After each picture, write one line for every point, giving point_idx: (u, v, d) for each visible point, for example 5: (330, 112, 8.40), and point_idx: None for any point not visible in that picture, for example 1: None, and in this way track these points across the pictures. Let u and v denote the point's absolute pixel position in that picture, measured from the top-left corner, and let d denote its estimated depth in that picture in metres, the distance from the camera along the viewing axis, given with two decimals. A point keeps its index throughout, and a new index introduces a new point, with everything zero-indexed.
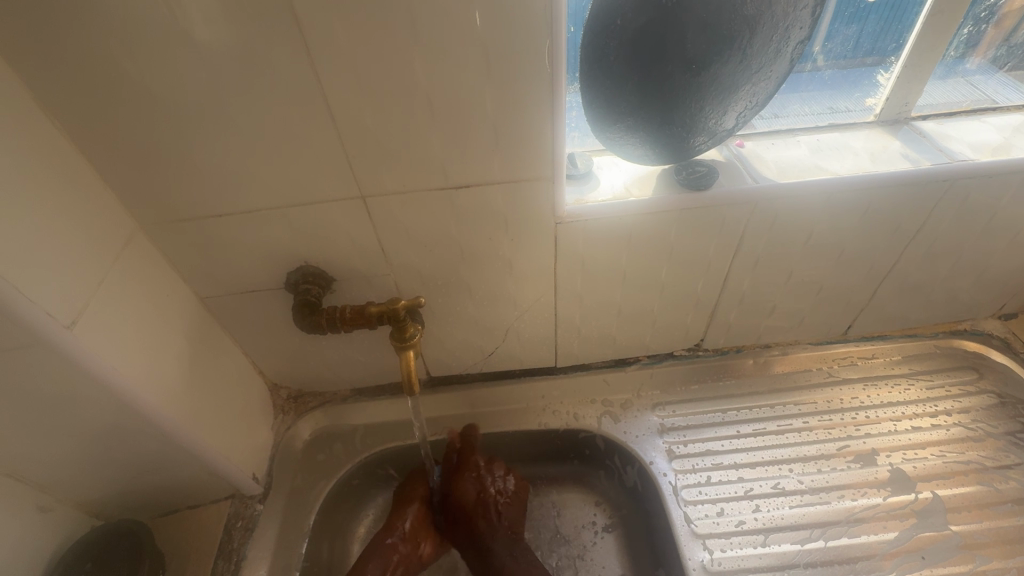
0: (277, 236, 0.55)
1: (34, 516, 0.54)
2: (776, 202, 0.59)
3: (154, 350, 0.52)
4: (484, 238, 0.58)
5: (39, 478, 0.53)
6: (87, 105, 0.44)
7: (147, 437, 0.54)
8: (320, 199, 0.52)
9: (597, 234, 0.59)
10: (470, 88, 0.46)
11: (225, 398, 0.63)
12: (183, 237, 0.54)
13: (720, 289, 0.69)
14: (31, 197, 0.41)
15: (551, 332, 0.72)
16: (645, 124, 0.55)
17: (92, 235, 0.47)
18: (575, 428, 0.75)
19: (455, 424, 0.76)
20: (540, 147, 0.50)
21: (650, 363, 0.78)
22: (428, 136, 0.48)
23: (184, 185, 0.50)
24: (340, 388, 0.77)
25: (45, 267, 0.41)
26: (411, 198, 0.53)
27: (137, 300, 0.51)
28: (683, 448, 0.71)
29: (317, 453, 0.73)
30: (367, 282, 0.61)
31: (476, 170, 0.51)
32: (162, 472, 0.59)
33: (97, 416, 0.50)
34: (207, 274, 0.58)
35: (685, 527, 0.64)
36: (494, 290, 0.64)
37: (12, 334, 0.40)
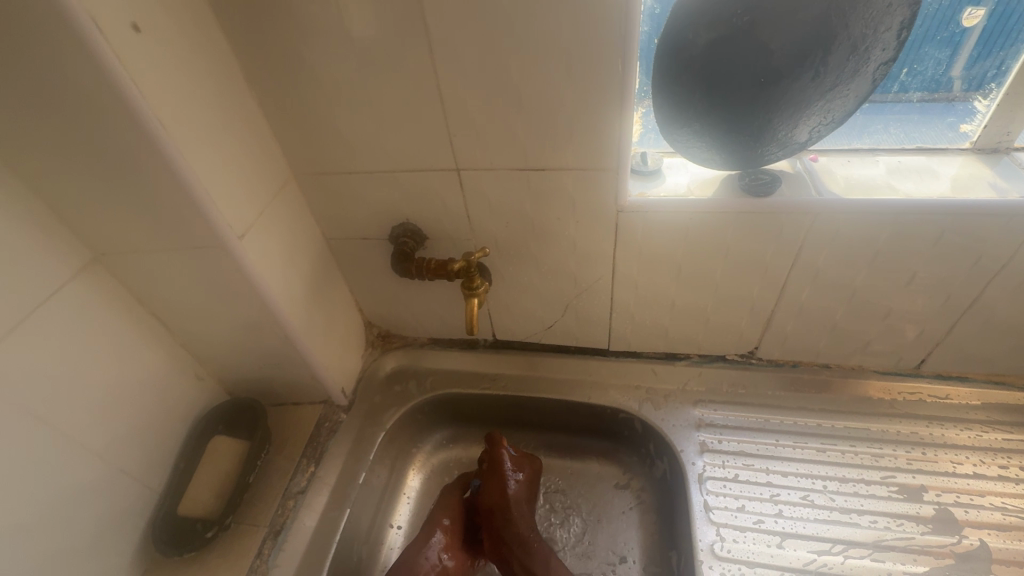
0: (388, 194, 0.69)
1: (192, 380, 0.73)
2: (838, 217, 0.60)
3: (288, 269, 0.67)
4: (554, 217, 0.67)
5: (200, 352, 0.72)
6: (273, 79, 0.59)
7: (273, 336, 0.70)
8: (425, 168, 0.64)
9: (656, 226, 0.65)
10: (555, 86, 0.55)
11: (331, 321, 0.79)
12: (321, 187, 0.69)
13: (776, 297, 0.71)
14: (233, 140, 0.57)
15: (606, 314, 0.78)
16: (713, 130, 0.60)
17: (263, 175, 0.63)
18: (616, 407, 0.81)
19: (509, 382, 0.86)
20: (608, 142, 0.58)
21: (700, 362, 0.82)
22: (516, 122, 0.58)
23: (328, 146, 0.64)
24: (420, 335, 0.91)
25: (232, 190, 0.57)
26: (496, 174, 0.63)
27: (283, 229, 0.67)
28: (717, 444, 0.74)
29: (393, 385, 0.87)
30: (453, 243, 0.73)
31: (554, 155, 0.60)
32: (278, 370, 0.76)
33: (244, 312, 0.66)
34: (333, 220, 0.73)
35: (702, 512, 0.68)
36: (557, 267, 0.73)
37: (206, 235, 0.56)
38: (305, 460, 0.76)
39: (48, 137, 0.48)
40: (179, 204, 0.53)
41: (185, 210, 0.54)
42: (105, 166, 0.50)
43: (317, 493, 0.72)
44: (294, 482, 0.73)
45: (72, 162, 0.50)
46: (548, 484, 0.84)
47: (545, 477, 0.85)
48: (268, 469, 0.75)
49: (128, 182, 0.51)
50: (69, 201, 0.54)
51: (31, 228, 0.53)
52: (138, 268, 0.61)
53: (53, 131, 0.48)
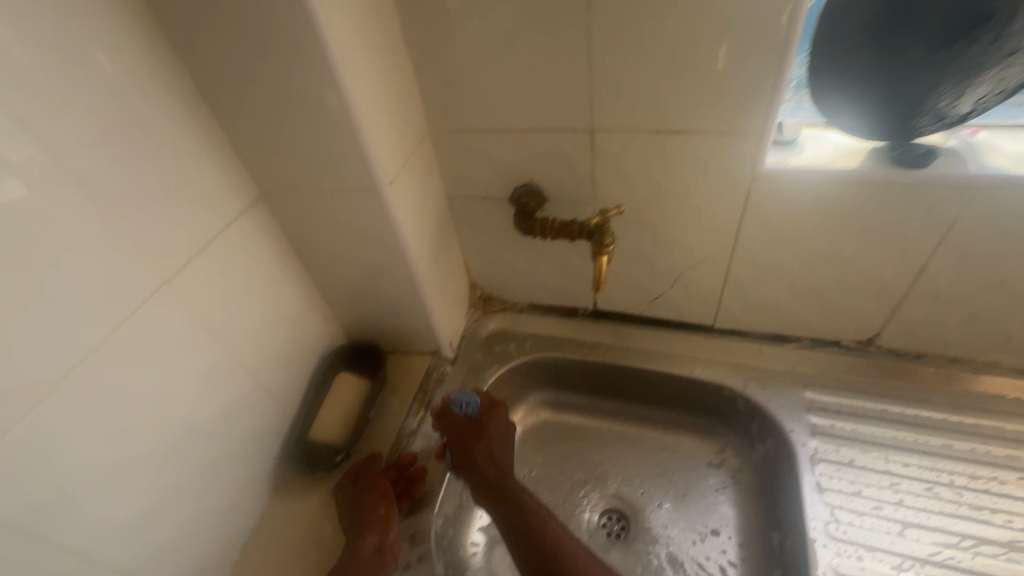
0: (517, 155, 0.71)
1: (321, 320, 0.79)
2: (1001, 194, 0.57)
3: (420, 220, 0.72)
4: (681, 183, 0.67)
5: (331, 294, 0.78)
6: (427, 37, 0.63)
7: (399, 284, 0.74)
8: (560, 128, 0.66)
9: (790, 197, 0.64)
10: (709, 46, 0.54)
11: (446, 277, 0.83)
12: (453, 145, 0.73)
13: (911, 280, 0.67)
14: (390, 93, 0.61)
15: (718, 289, 0.78)
16: (867, 97, 0.58)
17: (409, 129, 0.67)
18: (719, 384, 0.80)
19: (608, 351, 0.87)
20: (756, 105, 0.57)
21: (811, 346, 0.80)
22: (661, 84, 0.58)
23: (468, 104, 0.67)
24: (520, 300, 0.94)
25: (387, 139, 0.61)
26: (630, 136, 0.64)
27: (419, 182, 0.71)
28: (829, 428, 0.72)
29: (494, 344, 0.91)
30: (573, 206, 0.74)
31: (694, 118, 0.60)
32: (396, 318, 0.81)
33: (378, 258, 0.71)
34: (458, 178, 0.77)
35: (814, 493, 0.66)
36: (675, 235, 0.73)
37: (362, 180, 0.61)
38: (415, 405, 0.81)
39: (245, 78, 0.54)
40: (346, 147, 0.58)
41: (349, 154, 0.58)
42: (288, 108, 0.55)
43: (428, 435, 0.77)
44: (406, 424, 0.79)
45: (260, 103, 0.56)
46: (640, 454, 0.86)
47: (637, 447, 0.86)
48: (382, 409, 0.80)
49: (304, 125, 0.56)
50: (249, 140, 0.60)
51: (217, 163, 0.59)
52: (294, 208, 0.66)
53: (251, 73, 0.53)
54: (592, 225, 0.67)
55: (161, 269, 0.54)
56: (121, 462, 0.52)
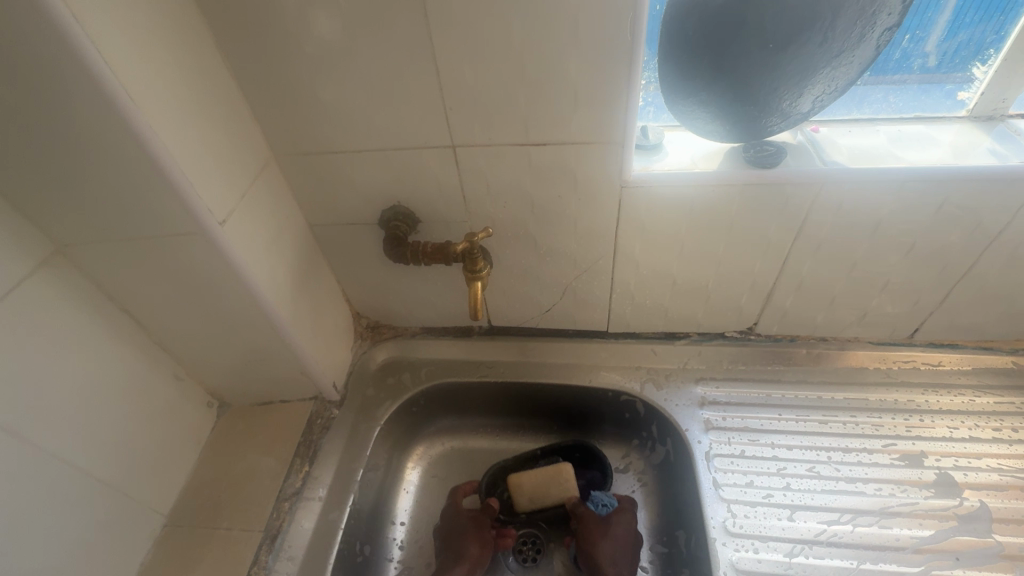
0: (378, 176, 0.65)
1: (171, 381, 0.68)
2: (843, 185, 0.60)
3: (273, 257, 0.63)
4: (554, 195, 0.64)
5: (178, 350, 0.67)
6: (250, 51, 0.54)
7: (259, 331, 0.65)
8: (418, 145, 0.61)
9: (660, 202, 0.63)
10: (559, 54, 0.52)
11: (319, 313, 0.74)
12: (305, 169, 0.65)
13: (778, 272, 0.70)
14: (208, 117, 0.52)
15: (606, 295, 0.77)
16: (718, 99, 0.58)
17: (244, 156, 0.58)
18: (618, 390, 0.80)
19: (507, 369, 0.83)
20: (613, 113, 0.55)
21: (699, 340, 0.81)
22: (517, 94, 0.55)
23: (312, 124, 0.60)
24: (411, 324, 0.88)
25: (211, 172, 0.52)
26: (494, 151, 0.60)
27: (267, 214, 0.62)
28: (721, 421, 0.74)
29: (386, 377, 0.84)
30: (448, 225, 0.69)
31: (556, 128, 0.57)
32: (264, 367, 0.71)
33: (227, 306, 0.61)
34: (318, 204, 0.69)
35: (712, 490, 0.67)
36: (557, 247, 0.71)
37: (184, 222, 0.51)
38: (298, 461, 0.72)
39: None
40: (153, 187, 0.48)
41: (161, 194, 0.49)
42: (67, 145, 0.45)
43: (314, 494, 0.69)
44: (288, 484, 0.69)
45: (26, 141, 0.45)
46: None
47: None
48: (259, 471, 0.71)
49: (92, 163, 0.46)
50: (24, 186, 0.48)
51: None
52: (106, 260, 0.55)
53: (4, 104, 0.42)
54: (459, 251, 0.62)
55: None
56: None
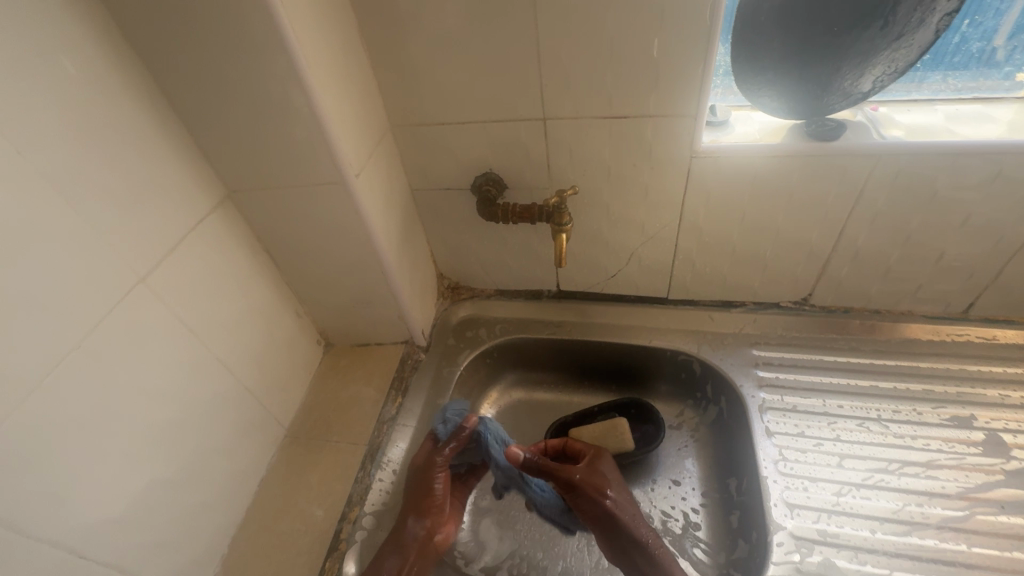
0: (477, 145, 0.75)
1: (294, 316, 0.81)
2: (900, 157, 0.65)
3: (387, 212, 0.74)
4: (630, 164, 0.72)
5: (302, 290, 0.80)
6: (385, 36, 0.66)
7: (370, 276, 0.77)
8: (514, 117, 0.71)
9: (726, 171, 0.71)
10: (646, 36, 0.60)
11: (414, 267, 0.86)
12: (415, 138, 0.76)
13: (834, 242, 0.76)
14: (351, 88, 0.64)
15: (670, 262, 0.84)
16: (784, 78, 0.65)
17: (372, 124, 0.70)
18: (676, 350, 0.87)
19: (574, 328, 0.92)
20: (690, 88, 0.63)
21: (755, 309, 0.88)
22: (606, 72, 0.64)
23: (427, 98, 0.71)
24: (487, 286, 0.98)
25: (351, 133, 0.64)
26: (581, 123, 0.69)
27: (384, 175, 0.73)
28: (774, 380, 0.80)
29: (465, 331, 0.94)
30: (532, 192, 0.79)
31: (638, 102, 0.66)
32: (368, 310, 0.83)
33: (348, 251, 0.73)
34: (421, 171, 0.80)
35: (764, 437, 0.74)
36: (628, 214, 0.79)
37: (330, 173, 0.63)
38: (393, 393, 0.83)
39: (210, 78, 0.55)
40: (312, 141, 0.60)
41: (317, 149, 0.61)
42: (254, 105, 0.57)
43: (407, 420, 0.79)
44: (385, 410, 0.81)
45: (225, 101, 0.57)
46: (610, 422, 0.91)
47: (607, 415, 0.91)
48: (360, 399, 0.82)
49: (270, 121, 0.58)
50: (215, 140, 0.61)
51: (184, 162, 0.60)
52: (263, 205, 0.68)
53: (217, 72, 0.55)
54: (549, 206, 0.71)
55: (135, 266, 0.55)
56: (107, 461, 0.52)
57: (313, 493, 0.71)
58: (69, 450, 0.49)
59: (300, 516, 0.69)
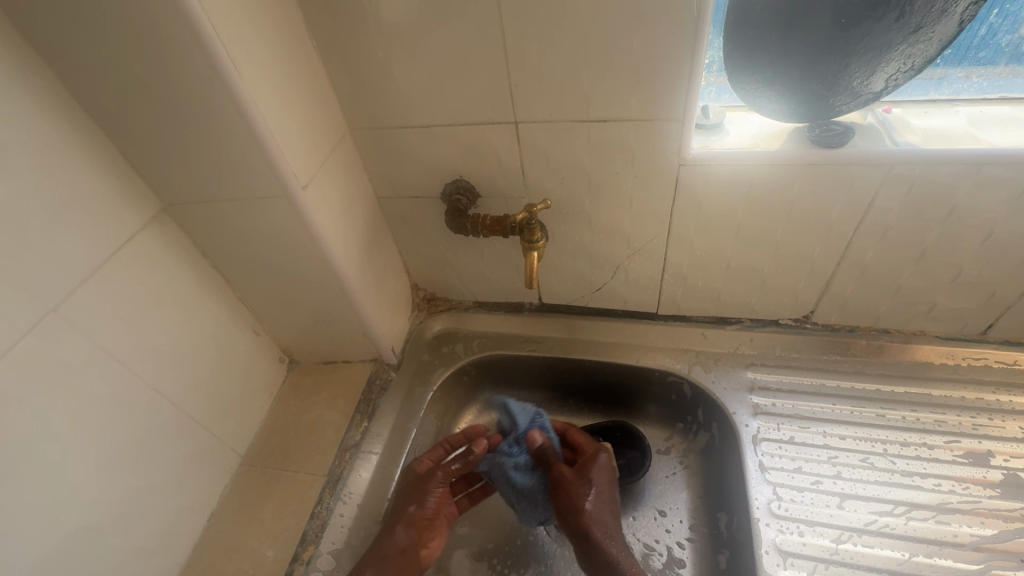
0: (443, 151, 0.68)
1: (250, 335, 0.75)
2: (914, 167, 0.58)
3: (345, 224, 0.68)
4: (610, 172, 0.66)
5: (258, 307, 0.74)
6: (335, 31, 0.59)
7: (330, 293, 0.71)
8: (482, 121, 0.64)
9: (718, 181, 0.63)
10: (624, 31, 0.53)
11: (382, 281, 0.79)
12: (376, 143, 0.69)
13: (839, 257, 0.69)
14: (296, 90, 0.57)
15: (658, 277, 0.78)
16: (783, 76, 0.58)
17: (325, 128, 0.63)
18: (666, 370, 0.80)
19: (556, 344, 0.86)
20: (676, 89, 0.56)
21: (751, 326, 0.81)
22: (580, 72, 0.57)
23: (386, 100, 0.64)
24: (465, 298, 0.92)
25: (296, 141, 0.57)
26: (556, 127, 0.62)
27: (341, 184, 0.67)
28: (770, 407, 0.73)
29: (440, 346, 0.88)
30: (506, 201, 0.72)
31: (618, 105, 0.59)
32: (331, 328, 0.77)
33: (302, 267, 0.67)
34: (386, 178, 0.73)
35: (757, 472, 0.67)
36: (612, 226, 0.72)
37: (273, 186, 0.57)
38: (358, 416, 0.77)
39: (126, 83, 0.49)
40: (249, 153, 0.54)
41: (254, 160, 0.54)
42: (180, 113, 0.51)
43: (371, 447, 0.74)
44: (349, 435, 0.75)
45: (147, 109, 0.51)
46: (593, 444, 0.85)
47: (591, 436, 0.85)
48: (323, 423, 0.77)
49: (199, 130, 0.52)
50: (142, 151, 0.55)
51: (108, 177, 0.54)
52: (205, 220, 0.62)
53: (133, 76, 0.48)
54: (518, 222, 0.64)
55: (44, 296, 0.49)
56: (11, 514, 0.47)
57: (265, 529, 0.66)
58: None
59: (250, 556, 0.64)
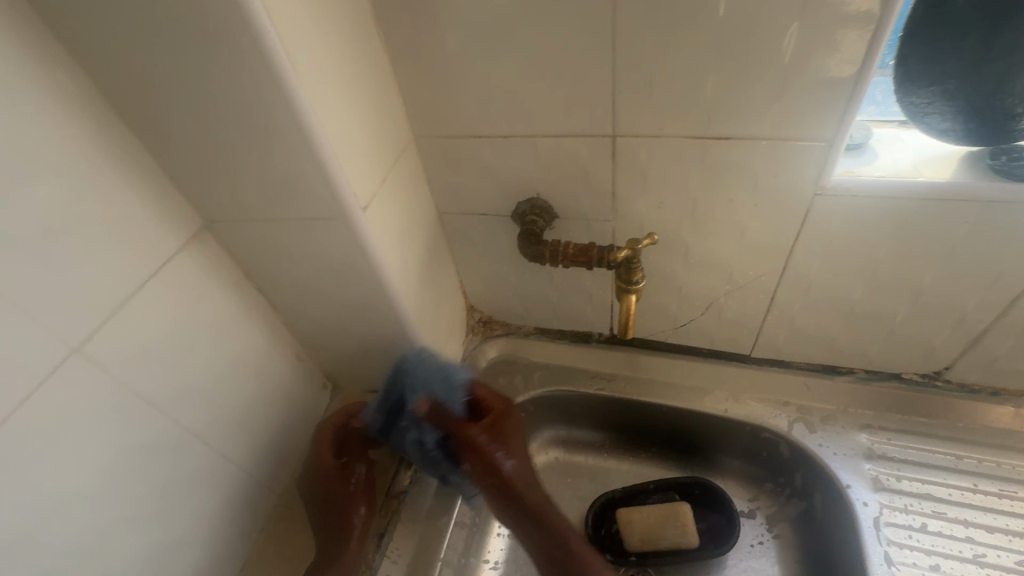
0: (520, 165, 0.58)
1: (293, 361, 0.68)
2: None
3: (404, 245, 0.59)
4: (722, 198, 0.55)
5: (302, 332, 0.66)
6: (405, 21, 0.49)
7: (382, 322, 0.62)
8: (573, 133, 0.53)
9: (860, 215, 0.52)
10: (773, 28, 0.42)
11: (438, 305, 0.71)
12: (442, 152, 0.60)
13: (1000, 312, 0.56)
14: (359, 93, 0.48)
15: (759, 317, 0.66)
16: (969, 88, 0.45)
17: (388, 137, 0.54)
18: (760, 426, 0.69)
19: (628, 384, 0.75)
20: (828, 100, 0.45)
21: (866, 378, 0.69)
22: (706, 77, 0.46)
23: (459, 104, 0.54)
24: (524, 323, 0.83)
25: (356, 153, 0.48)
26: (662, 143, 0.52)
27: (402, 200, 0.58)
28: (893, 482, 0.61)
29: (496, 376, 0.79)
30: (589, 225, 0.62)
31: (746, 120, 0.48)
32: (380, 357, 0.69)
33: (353, 293, 0.59)
34: (451, 191, 0.64)
35: (884, 567, 0.56)
36: (712, 258, 0.61)
37: (328, 206, 0.48)
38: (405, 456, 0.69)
39: (162, 83, 0.41)
40: (303, 167, 0.45)
41: (307, 176, 0.45)
42: (224, 119, 0.42)
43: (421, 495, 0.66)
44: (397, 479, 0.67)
45: (187, 114, 0.43)
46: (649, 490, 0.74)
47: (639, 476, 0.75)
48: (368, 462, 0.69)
49: (245, 141, 0.44)
50: (181, 160, 0.47)
51: (143, 191, 0.47)
52: (249, 238, 0.54)
53: (171, 75, 0.40)
54: (618, 258, 0.55)
55: (65, 335, 0.41)
56: None
57: None
58: None
59: None
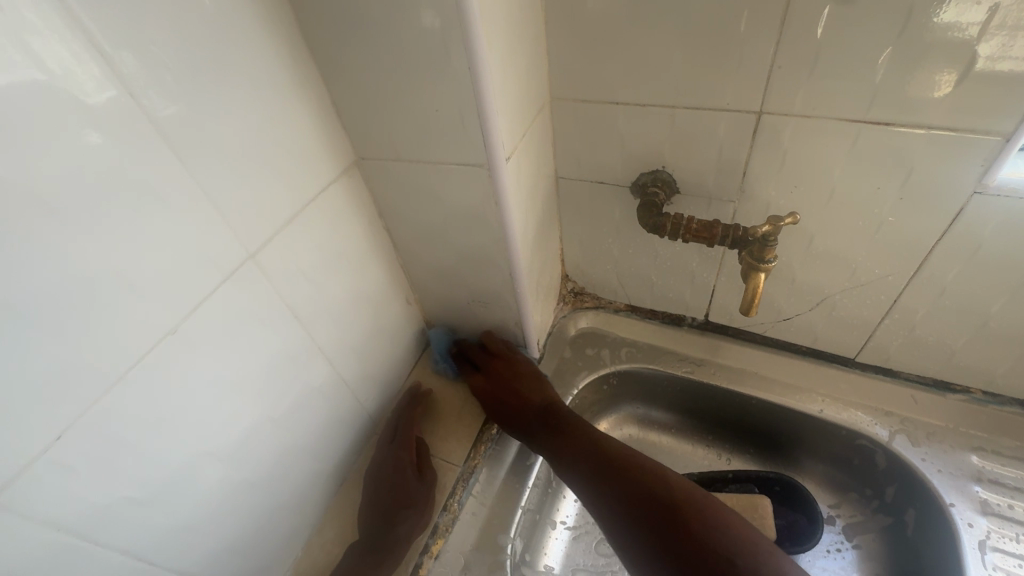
0: (653, 136, 0.59)
1: (402, 303, 0.72)
2: None
3: (529, 202, 0.61)
4: (865, 187, 0.53)
5: (415, 275, 0.70)
6: None
7: (494, 275, 0.65)
8: (717, 106, 0.53)
9: (1022, 220, 0.48)
10: (969, 10, 0.40)
11: (542, 268, 0.73)
12: (575, 117, 0.61)
13: None
14: (518, 48, 0.50)
15: (875, 319, 0.64)
16: None
17: (533, 95, 0.56)
18: (856, 431, 0.67)
19: (719, 371, 0.75)
20: (1014, 91, 0.42)
21: (984, 400, 0.65)
22: (878, 57, 0.44)
23: (604, 69, 0.55)
24: (616, 299, 0.83)
25: (510, 104, 0.50)
26: (812, 125, 0.51)
27: (533, 158, 0.60)
28: (1006, 509, 0.58)
29: (584, 346, 0.81)
30: (711, 203, 0.62)
31: (912, 105, 0.46)
32: (482, 310, 0.72)
33: (474, 244, 0.61)
34: (575, 157, 0.65)
35: None
36: (836, 251, 0.59)
37: (478, 152, 0.50)
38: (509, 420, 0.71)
39: (354, 20, 0.44)
40: (463, 113, 0.47)
41: (466, 121, 0.48)
42: (402, 60, 0.45)
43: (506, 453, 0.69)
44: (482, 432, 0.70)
45: (370, 53, 0.46)
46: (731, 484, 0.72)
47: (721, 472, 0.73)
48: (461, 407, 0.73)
49: (415, 82, 0.47)
50: (351, 96, 0.51)
51: (315, 122, 0.51)
52: (391, 178, 0.58)
53: (365, 13, 0.43)
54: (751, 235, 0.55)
55: (246, 242, 0.46)
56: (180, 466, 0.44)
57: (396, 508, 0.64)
58: (145, 450, 0.41)
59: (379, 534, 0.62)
